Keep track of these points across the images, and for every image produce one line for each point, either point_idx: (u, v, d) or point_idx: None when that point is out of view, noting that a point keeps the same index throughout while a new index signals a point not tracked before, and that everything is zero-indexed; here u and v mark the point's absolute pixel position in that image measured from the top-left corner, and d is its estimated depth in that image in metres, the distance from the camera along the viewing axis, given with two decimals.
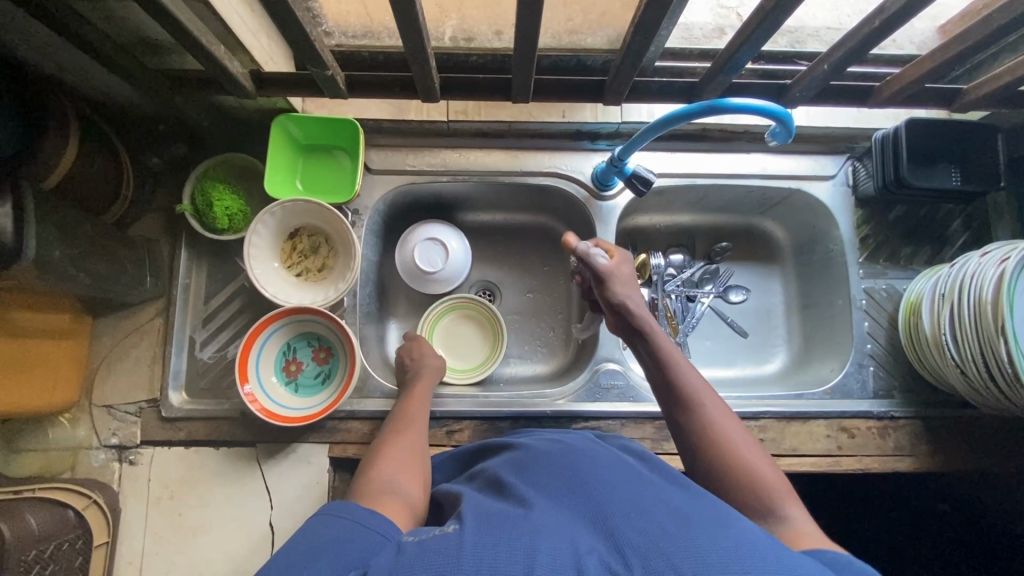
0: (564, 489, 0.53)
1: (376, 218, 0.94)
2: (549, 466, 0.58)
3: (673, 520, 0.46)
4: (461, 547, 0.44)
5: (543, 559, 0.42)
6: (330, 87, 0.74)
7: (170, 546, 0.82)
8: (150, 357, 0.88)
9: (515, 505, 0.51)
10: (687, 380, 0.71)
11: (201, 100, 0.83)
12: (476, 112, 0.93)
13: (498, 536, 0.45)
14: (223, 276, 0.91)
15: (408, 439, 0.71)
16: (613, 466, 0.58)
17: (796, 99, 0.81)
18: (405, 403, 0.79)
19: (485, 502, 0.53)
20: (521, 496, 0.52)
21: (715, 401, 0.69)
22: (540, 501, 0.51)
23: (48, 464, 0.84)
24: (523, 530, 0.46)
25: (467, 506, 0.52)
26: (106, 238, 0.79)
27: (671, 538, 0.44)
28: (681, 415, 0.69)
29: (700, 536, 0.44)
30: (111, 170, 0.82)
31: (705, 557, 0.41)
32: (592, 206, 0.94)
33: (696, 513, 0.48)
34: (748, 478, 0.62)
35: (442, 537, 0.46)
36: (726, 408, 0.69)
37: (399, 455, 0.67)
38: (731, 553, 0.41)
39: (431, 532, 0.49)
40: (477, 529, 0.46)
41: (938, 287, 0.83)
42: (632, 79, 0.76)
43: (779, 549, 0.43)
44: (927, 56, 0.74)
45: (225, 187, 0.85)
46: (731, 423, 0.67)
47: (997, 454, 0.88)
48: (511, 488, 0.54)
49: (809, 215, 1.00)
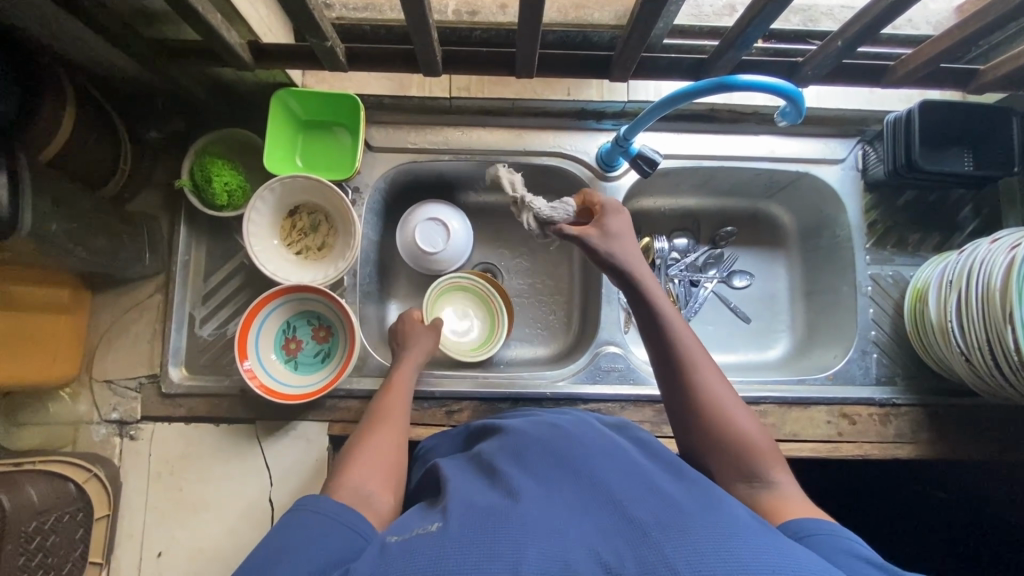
0: (555, 474, 0.52)
1: (376, 196, 0.93)
2: (538, 453, 0.56)
3: (668, 512, 0.45)
4: (448, 545, 0.42)
5: (530, 554, 0.41)
6: (329, 60, 0.73)
7: (172, 519, 0.82)
8: (150, 333, 0.88)
9: (503, 496, 0.49)
10: (683, 345, 0.67)
11: (198, 73, 0.81)
12: (478, 88, 0.94)
13: (485, 533, 0.43)
14: (222, 253, 0.91)
15: (389, 426, 0.70)
16: (606, 453, 0.57)
17: (809, 78, 0.79)
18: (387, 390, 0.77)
19: (471, 492, 0.51)
20: (508, 487, 0.51)
21: (709, 366, 0.66)
22: (527, 491, 0.50)
23: (49, 438, 0.84)
24: (511, 524, 0.44)
25: (453, 497, 0.51)
26: (104, 212, 0.78)
27: (666, 533, 0.43)
28: (674, 380, 0.66)
29: (693, 526, 0.43)
30: (107, 143, 0.80)
31: (698, 550, 0.40)
32: (596, 187, 0.93)
33: (690, 503, 0.47)
34: (742, 445, 0.61)
35: (427, 535, 0.45)
36: (718, 372, 0.66)
37: (380, 447, 0.66)
38: (727, 550, 0.41)
39: (417, 527, 0.48)
40: (465, 523, 0.45)
41: (946, 274, 0.81)
42: (639, 54, 0.74)
43: (775, 541, 0.43)
44: (945, 35, 0.72)
45: (224, 163, 0.84)
46: (726, 388, 0.65)
47: (997, 442, 0.87)
48: (499, 479, 0.53)
49: (817, 200, 0.98)
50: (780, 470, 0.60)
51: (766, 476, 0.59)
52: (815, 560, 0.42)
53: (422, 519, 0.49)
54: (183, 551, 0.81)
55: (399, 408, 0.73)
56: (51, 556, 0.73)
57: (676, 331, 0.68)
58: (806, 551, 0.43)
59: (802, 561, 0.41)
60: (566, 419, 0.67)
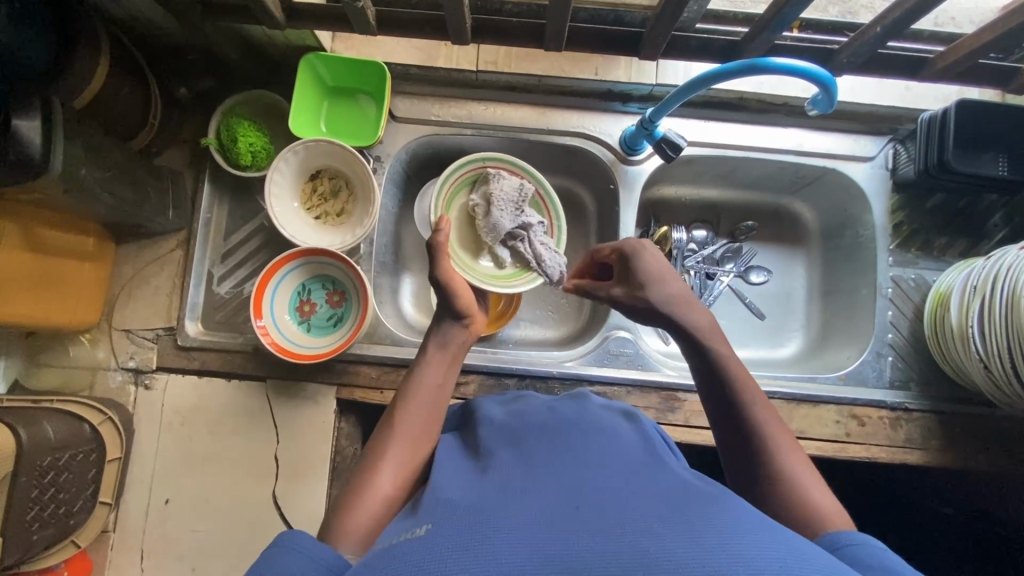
0: (552, 462, 0.51)
1: (397, 166, 0.93)
2: (532, 454, 0.54)
3: (668, 510, 0.42)
4: (431, 546, 0.40)
5: (519, 538, 0.40)
6: (360, 22, 0.73)
7: (181, 467, 0.85)
8: (169, 287, 0.90)
9: (493, 496, 0.47)
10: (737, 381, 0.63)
11: (229, 31, 0.82)
12: (506, 62, 0.93)
13: (469, 535, 0.41)
14: (243, 213, 0.92)
15: (410, 423, 0.63)
16: (606, 451, 0.54)
17: (843, 66, 0.77)
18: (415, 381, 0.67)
19: (459, 495, 0.48)
20: (501, 487, 0.48)
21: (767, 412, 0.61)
22: (523, 492, 0.47)
23: (68, 380, 0.87)
24: (500, 525, 0.42)
25: (441, 499, 0.48)
26: (132, 163, 0.79)
27: (665, 531, 0.39)
28: (724, 414, 0.62)
29: (689, 512, 0.42)
30: (139, 96, 0.82)
31: (695, 531, 0.39)
32: (617, 170, 0.92)
33: (691, 498, 0.45)
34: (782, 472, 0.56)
35: (414, 537, 0.42)
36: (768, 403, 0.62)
37: (394, 452, 0.61)
38: (732, 547, 0.37)
39: (402, 532, 0.45)
40: (451, 524, 0.43)
41: (971, 279, 0.79)
42: (670, 33, 0.73)
43: (784, 537, 0.40)
44: (988, 27, 0.70)
45: (251, 124, 0.85)
46: (777, 421, 0.60)
47: (1007, 455, 0.86)
48: (496, 478, 0.50)
49: (843, 198, 0.97)
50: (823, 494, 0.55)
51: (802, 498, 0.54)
52: (825, 557, 0.39)
53: (408, 522, 0.47)
54: (190, 499, 0.84)
55: (427, 397, 0.66)
56: (64, 492, 0.75)
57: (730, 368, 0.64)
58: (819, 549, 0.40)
59: (814, 559, 0.38)
60: (567, 410, 0.64)
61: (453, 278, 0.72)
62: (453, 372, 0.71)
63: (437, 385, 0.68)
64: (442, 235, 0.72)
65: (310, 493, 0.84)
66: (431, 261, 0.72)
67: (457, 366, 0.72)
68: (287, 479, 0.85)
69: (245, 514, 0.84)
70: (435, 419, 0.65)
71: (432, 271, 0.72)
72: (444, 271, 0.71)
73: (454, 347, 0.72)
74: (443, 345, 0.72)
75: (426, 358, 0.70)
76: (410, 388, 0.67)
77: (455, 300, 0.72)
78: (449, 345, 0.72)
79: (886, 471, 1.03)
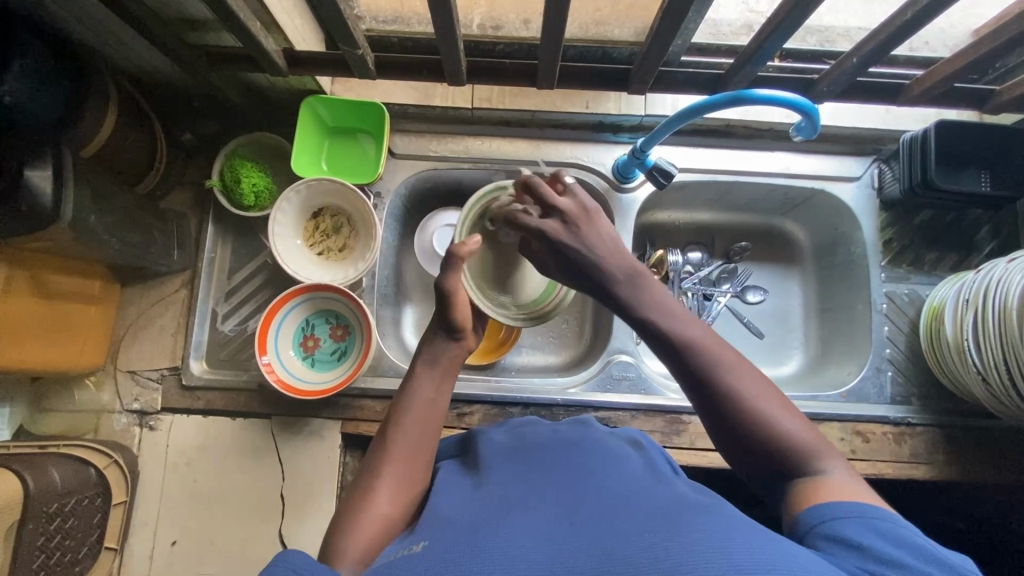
0: (550, 483, 0.52)
1: (396, 201, 0.95)
2: (529, 473, 0.55)
3: (665, 524, 0.43)
4: (432, 564, 0.41)
5: (516, 558, 0.40)
6: (359, 67, 0.77)
7: (186, 510, 0.84)
8: (174, 326, 0.91)
9: (491, 511, 0.48)
10: (681, 328, 0.59)
11: (233, 77, 0.85)
12: (501, 100, 0.95)
13: (469, 551, 0.42)
14: (247, 252, 0.94)
15: (405, 444, 0.61)
16: (607, 470, 0.54)
17: (824, 94, 0.81)
18: (406, 399, 0.64)
19: (459, 513, 0.49)
20: (500, 505, 0.49)
21: (740, 366, 0.57)
22: (521, 511, 0.47)
23: (73, 424, 0.87)
24: (498, 538, 0.43)
25: (439, 517, 0.49)
26: (138, 207, 0.81)
27: (660, 544, 0.40)
28: (675, 360, 0.59)
29: (685, 526, 0.42)
30: (145, 141, 0.84)
31: (690, 542, 0.40)
32: (612, 198, 0.95)
33: (684, 510, 0.46)
34: (751, 413, 0.54)
35: (413, 556, 0.43)
36: (721, 340, 0.59)
37: (390, 473, 0.59)
38: (726, 557, 0.38)
39: (400, 548, 0.46)
40: (450, 540, 0.43)
41: (963, 292, 0.81)
42: (657, 69, 0.77)
43: (781, 546, 0.40)
44: (959, 54, 0.74)
45: (253, 165, 0.87)
46: (758, 383, 0.56)
47: (1010, 466, 0.87)
48: (494, 496, 0.51)
49: (832, 217, 0.99)
50: (797, 423, 0.54)
51: (788, 448, 0.53)
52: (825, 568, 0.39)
53: (408, 541, 0.47)
54: (197, 541, 0.83)
55: (426, 414, 0.63)
56: (68, 539, 0.75)
57: (666, 317, 0.60)
58: (805, 551, 0.41)
59: (800, 561, 0.39)
60: (569, 433, 0.64)
61: (459, 292, 0.67)
62: (449, 387, 0.67)
63: (431, 402, 0.65)
64: (464, 247, 0.68)
65: (316, 531, 0.83)
66: (442, 270, 0.68)
67: (453, 378, 0.68)
68: (293, 517, 0.84)
69: (251, 555, 0.83)
70: (430, 441, 0.63)
71: (438, 281, 0.67)
72: (453, 283, 0.67)
73: (454, 360, 0.68)
74: (434, 362, 0.67)
75: (416, 372, 0.67)
76: (403, 406, 0.64)
77: (455, 316, 0.67)
78: (440, 363, 0.67)
79: (895, 488, 1.02)
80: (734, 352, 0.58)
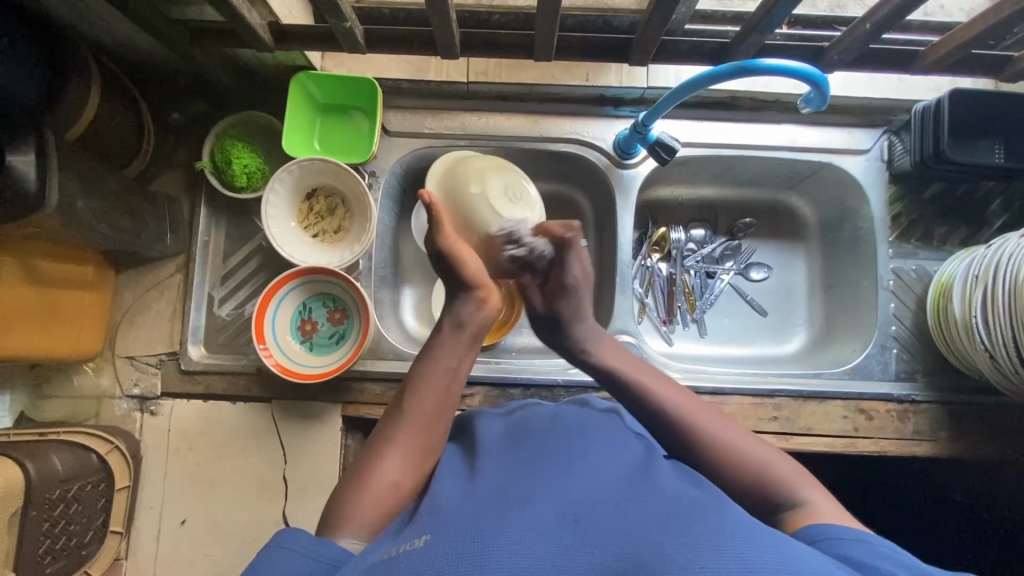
0: (549, 472, 0.51)
1: (392, 181, 0.93)
2: (529, 462, 0.54)
3: (666, 517, 0.42)
4: (428, 558, 0.39)
5: (514, 552, 0.39)
6: (348, 41, 0.74)
7: (190, 492, 0.85)
8: (171, 311, 0.90)
9: (491, 505, 0.46)
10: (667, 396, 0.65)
11: (218, 54, 0.82)
12: (497, 73, 0.91)
13: (466, 542, 0.41)
14: (241, 235, 0.92)
15: (420, 411, 0.60)
16: (608, 459, 0.53)
17: (834, 63, 0.77)
18: (428, 367, 0.63)
19: (454, 503, 0.48)
20: (498, 495, 0.48)
21: (722, 422, 0.62)
22: (521, 501, 0.46)
23: (74, 410, 0.87)
24: (501, 535, 0.41)
25: (435, 508, 0.48)
26: (127, 191, 0.79)
27: (660, 538, 0.39)
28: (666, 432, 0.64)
29: (685, 519, 0.41)
30: (130, 123, 0.82)
31: (693, 536, 0.38)
32: (613, 174, 0.92)
33: (685, 501, 0.45)
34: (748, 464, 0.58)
35: (411, 549, 0.41)
36: (705, 406, 0.64)
37: (403, 440, 0.58)
38: (730, 550, 0.37)
39: (396, 542, 0.44)
40: (447, 532, 0.42)
41: (972, 268, 0.79)
42: (659, 38, 0.73)
43: (782, 540, 0.39)
44: (977, 19, 0.71)
45: (244, 145, 0.85)
46: (744, 436, 0.61)
47: (1012, 442, 0.86)
48: (492, 484, 0.51)
49: (839, 192, 0.96)
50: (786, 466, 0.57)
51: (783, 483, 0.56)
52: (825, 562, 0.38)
53: (403, 532, 0.46)
54: (203, 522, 0.84)
55: (445, 381, 0.62)
56: (74, 524, 0.75)
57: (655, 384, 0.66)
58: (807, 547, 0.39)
59: (807, 562, 0.37)
60: (570, 419, 0.63)
61: (455, 246, 0.65)
62: (471, 357, 0.66)
63: (450, 368, 0.63)
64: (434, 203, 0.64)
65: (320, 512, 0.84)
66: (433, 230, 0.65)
67: (474, 348, 0.66)
68: (296, 499, 0.85)
69: (256, 535, 0.84)
70: (446, 415, 0.62)
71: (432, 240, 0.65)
72: (446, 239, 0.64)
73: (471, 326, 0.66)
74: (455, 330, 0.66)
75: (438, 336, 0.65)
76: (422, 373, 0.63)
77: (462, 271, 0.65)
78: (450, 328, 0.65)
79: (896, 463, 1.02)
80: (715, 412, 0.64)
